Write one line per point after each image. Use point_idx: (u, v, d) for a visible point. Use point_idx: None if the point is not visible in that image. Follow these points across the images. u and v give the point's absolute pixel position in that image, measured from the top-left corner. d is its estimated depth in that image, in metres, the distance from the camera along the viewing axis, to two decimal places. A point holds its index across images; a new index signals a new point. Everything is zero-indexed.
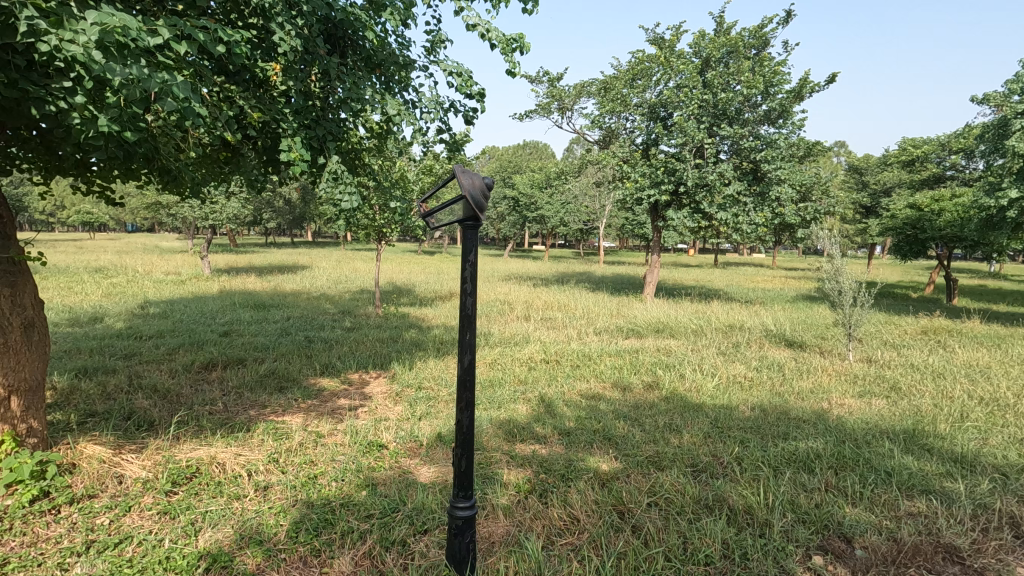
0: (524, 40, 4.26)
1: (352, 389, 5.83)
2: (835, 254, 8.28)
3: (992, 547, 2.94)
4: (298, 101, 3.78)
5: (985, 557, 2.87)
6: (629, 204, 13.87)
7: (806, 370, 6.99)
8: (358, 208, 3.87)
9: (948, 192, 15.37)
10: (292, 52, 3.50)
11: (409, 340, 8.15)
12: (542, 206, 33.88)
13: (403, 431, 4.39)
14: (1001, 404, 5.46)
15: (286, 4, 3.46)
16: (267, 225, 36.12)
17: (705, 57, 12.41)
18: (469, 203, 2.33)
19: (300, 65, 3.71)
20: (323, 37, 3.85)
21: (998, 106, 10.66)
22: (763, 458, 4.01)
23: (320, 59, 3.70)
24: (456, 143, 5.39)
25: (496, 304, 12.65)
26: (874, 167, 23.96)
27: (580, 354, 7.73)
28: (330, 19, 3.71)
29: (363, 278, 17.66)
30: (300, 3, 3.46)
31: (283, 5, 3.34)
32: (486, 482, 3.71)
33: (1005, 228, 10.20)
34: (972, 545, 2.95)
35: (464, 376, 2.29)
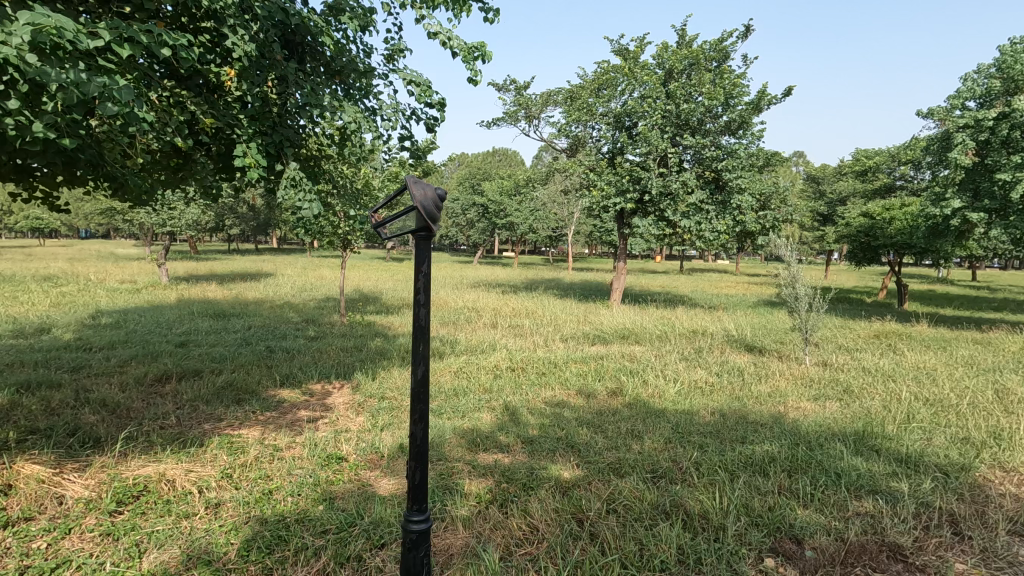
0: (485, 49, 4.30)
1: (313, 400, 5.70)
2: (792, 261, 8.57)
3: (933, 545, 3.05)
4: (253, 107, 3.67)
5: (926, 554, 2.98)
6: (595, 212, 14.03)
7: (765, 374, 7.17)
8: (318, 215, 3.77)
9: (898, 201, 16.04)
10: (246, 57, 3.42)
11: (374, 349, 8.04)
12: (511, 213, 33.96)
13: (364, 443, 4.31)
14: (945, 405, 5.71)
15: (240, 8, 3.38)
16: (230, 231, 35.24)
17: (668, 69, 12.70)
18: (422, 214, 2.25)
19: (256, 71, 3.62)
20: (279, 43, 3.77)
21: (942, 120, 11.21)
22: (720, 462, 4.08)
23: (277, 65, 3.63)
24: (420, 152, 5.38)
25: (463, 312, 12.60)
26: (831, 177, 24.89)
27: (545, 361, 7.75)
28: (286, 24, 3.64)
29: (329, 286, 17.34)
30: (255, 8, 3.40)
31: (236, 8, 3.26)
32: (446, 493, 3.67)
33: (949, 236, 10.69)
34: (914, 543, 3.06)
35: (417, 389, 2.23)
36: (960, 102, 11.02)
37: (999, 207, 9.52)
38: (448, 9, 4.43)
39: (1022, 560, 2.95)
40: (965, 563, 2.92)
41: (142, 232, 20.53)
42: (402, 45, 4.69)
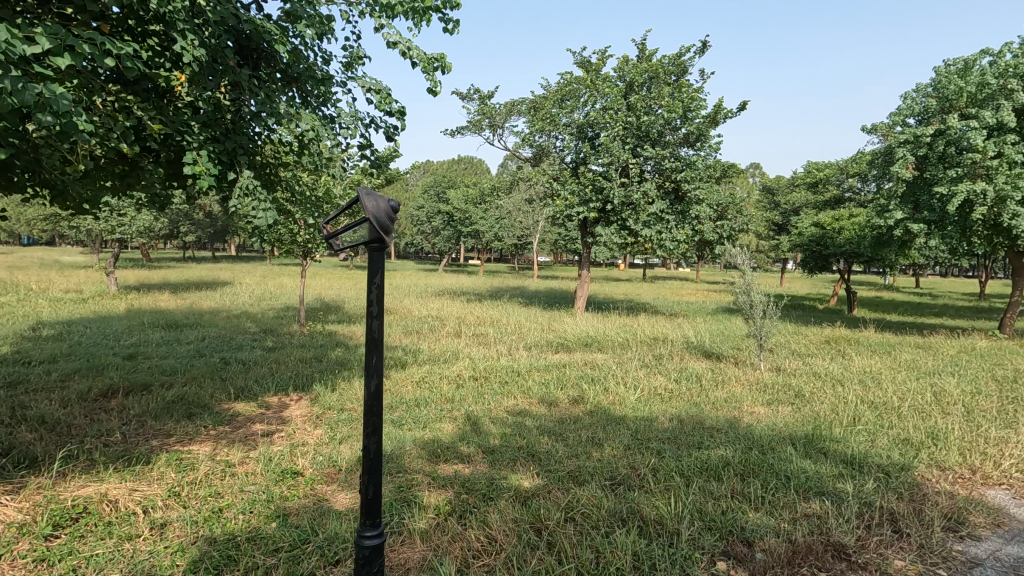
0: (445, 59, 4.35)
1: (269, 413, 5.55)
2: (747, 270, 8.86)
3: (874, 543, 3.19)
4: (205, 113, 3.56)
5: (868, 552, 3.11)
6: (559, 221, 14.17)
7: (722, 380, 7.36)
8: (273, 224, 3.68)
9: (846, 212, 16.78)
10: (197, 62, 3.30)
11: (334, 359, 7.89)
12: (476, 221, 33.94)
13: (321, 456, 4.21)
14: (888, 408, 5.99)
15: (191, 13, 3.27)
16: (185, 237, 34.10)
17: (629, 81, 12.98)
18: (373, 226, 2.17)
19: (208, 76, 3.51)
20: (233, 48, 3.66)
21: (885, 135, 11.81)
22: (677, 468, 4.17)
23: (230, 71, 3.53)
24: (380, 161, 5.36)
25: (428, 321, 12.49)
26: (784, 188, 25.94)
27: (508, 369, 7.75)
28: (240, 30, 3.54)
29: (290, 295, 16.92)
30: (206, 13, 3.28)
31: (186, 13, 3.14)
32: (404, 506, 3.62)
33: (893, 245, 11.26)
34: (857, 542, 3.19)
35: (369, 402, 2.17)
36: (900, 119, 11.65)
37: (937, 219, 10.08)
38: (408, 18, 4.43)
39: (955, 555, 3.12)
40: (903, 560, 3.06)
41: (90, 238, 19.63)
42: (360, 53, 4.66)
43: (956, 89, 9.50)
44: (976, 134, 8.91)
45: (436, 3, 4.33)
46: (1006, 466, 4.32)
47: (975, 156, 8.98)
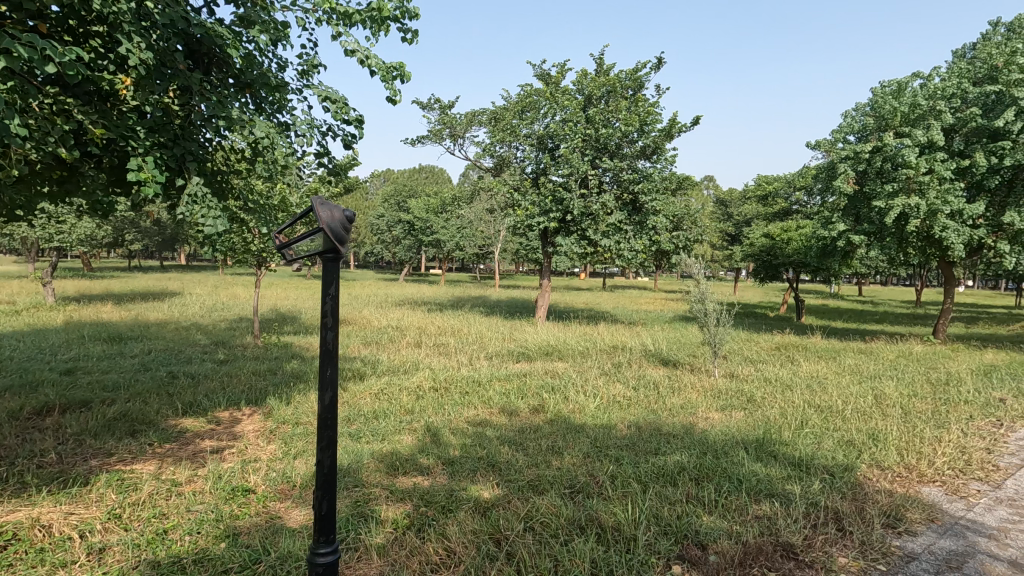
0: (404, 69, 4.36)
1: (219, 429, 5.35)
2: (701, 279, 9.13)
3: (820, 541, 3.33)
4: (152, 117, 3.44)
5: (814, 550, 3.24)
6: (520, 231, 14.26)
7: (678, 387, 7.54)
8: (225, 232, 3.57)
9: (794, 224, 17.52)
10: (143, 65, 3.18)
11: (290, 372, 7.68)
12: (437, 230, 33.74)
13: (274, 473, 4.10)
14: (833, 411, 6.27)
15: (138, 15, 3.16)
16: (131, 246, 32.56)
17: (587, 95, 13.24)
18: (328, 235, 2.12)
19: (155, 80, 3.39)
20: (182, 52, 3.55)
21: (828, 151, 12.42)
22: (634, 474, 4.25)
23: (179, 76, 3.42)
24: (338, 170, 5.29)
25: (388, 331, 12.33)
26: (737, 201, 26.91)
27: (469, 380, 7.72)
28: (190, 34, 3.44)
29: (243, 306, 16.37)
30: (155, 15, 3.18)
31: (132, 14, 3.04)
32: (361, 521, 3.56)
33: (837, 255, 11.84)
34: (804, 541, 3.32)
35: (324, 416, 2.12)
36: (841, 136, 12.29)
37: (876, 231, 10.67)
38: (366, 27, 4.42)
39: (893, 550, 3.29)
40: (847, 557, 3.21)
41: (25, 247, 18.49)
42: (316, 61, 4.61)
43: (891, 109, 10.09)
44: (909, 151, 9.49)
45: (394, 13, 4.34)
46: (939, 464, 4.60)
47: (909, 172, 9.56)
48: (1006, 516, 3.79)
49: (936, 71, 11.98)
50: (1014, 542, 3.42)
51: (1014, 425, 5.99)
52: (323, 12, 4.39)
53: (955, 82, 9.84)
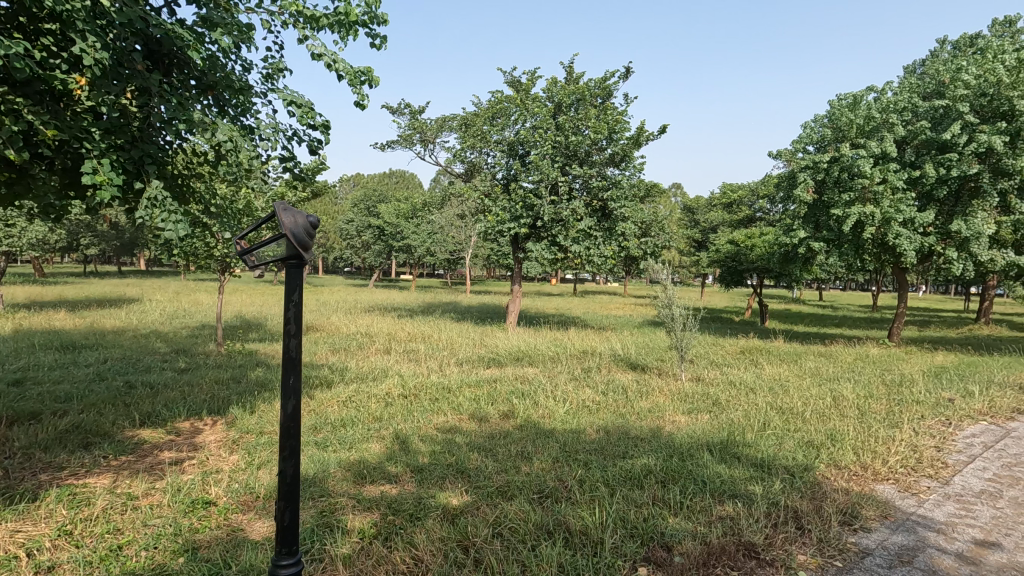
0: (372, 74, 4.35)
1: (179, 440, 5.20)
2: (668, 285, 9.29)
3: (780, 540, 3.43)
4: (108, 119, 3.34)
5: (775, 549, 3.33)
6: (491, 237, 14.26)
7: (646, 391, 7.66)
8: (186, 237, 3.48)
9: (757, 230, 18.02)
10: (99, 65, 3.09)
11: (254, 380, 7.50)
12: (408, 235, 33.45)
13: (237, 484, 4.00)
14: (794, 412, 6.47)
15: (94, 14, 3.07)
16: (86, 250, 31.31)
17: (557, 102, 13.37)
18: (291, 241, 2.08)
19: (112, 81, 3.30)
20: (142, 53, 3.46)
21: (788, 161, 12.84)
22: (602, 478, 4.30)
23: (137, 76, 3.33)
24: (304, 174, 5.22)
25: (357, 338, 12.16)
26: (704, 208, 27.53)
27: (439, 386, 7.67)
28: (150, 35, 3.35)
29: (206, 312, 15.91)
30: (113, 15, 3.10)
31: (88, 14, 2.95)
32: (326, 531, 3.51)
33: (797, 261, 12.23)
34: (765, 540, 3.41)
35: (286, 425, 2.08)
36: (800, 146, 12.72)
37: (835, 238, 11.06)
38: (334, 31, 4.40)
39: (849, 546, 3.42)
40: (805, 554, 3.32)
41: None
42: (282, 64, 4.56)
43: (847, 121, 10.50)
44: (865, 161, 9.88)
45: (362, 19, 4.33)
46: (892, 462, 4.79)
47: (865, 182, 9.96)
48: (954, 511, 3.97)
49: (888, 86, 12.54)
50: (961, 535, 3.59)
51: (961, 424, 6.29)
52: (289, 15, 4.35)
53: (907, 97, 10.30)
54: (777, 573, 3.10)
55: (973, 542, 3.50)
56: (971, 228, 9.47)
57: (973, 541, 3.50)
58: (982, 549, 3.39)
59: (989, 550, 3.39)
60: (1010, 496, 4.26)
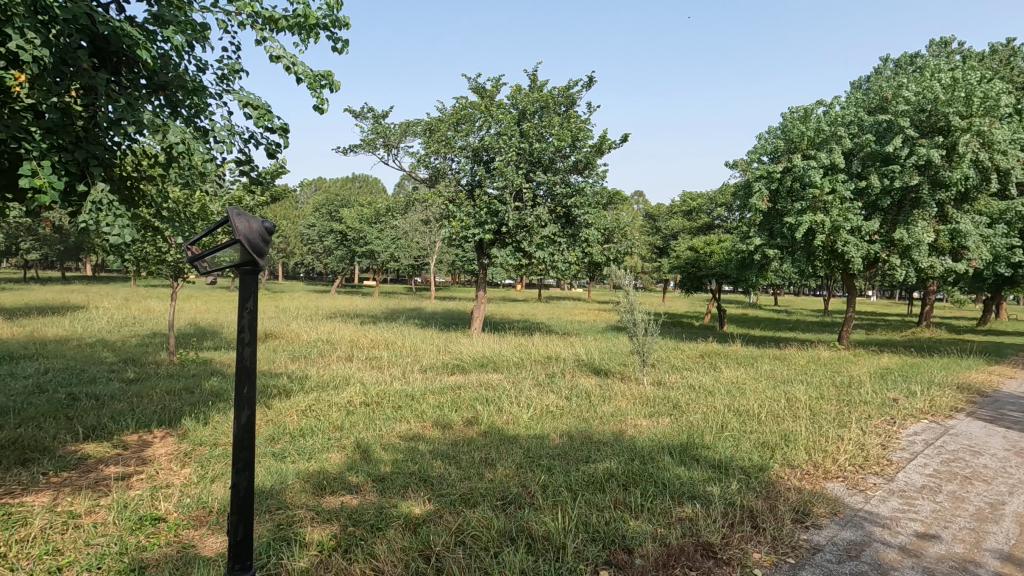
0: (333, 78, 4.30)
1: (126, 454, 4.96)
2: (630, 290, 9.44)
3: (737, 539, 3.52)
4: (50, 118, 3.18)
5: (731, 548, 3.43)
6: (456, 242, 14.20)
7: (609, 396, 7.76)
8: (134, 242, 3.34)
9: (716, 237, 18.54)
10: (40, 62, 2.94)
11: (208, 390, 7.24)
12: (371, 241, 32.98)
13: (188, 498, 3.85)
14: (750, 414, 6.66)
15: (35, 8, 2.91)
16: (26, 255, 29.64)
17: (521, 109, 13.46)
18: (245, 248, 2.02)
19: (55, 79, 3.14)
20: (88, 50, 3.31)
21: (744, 170, 13.28)
22: (565, 483, 4.33)
23: (82, 74, 3.18)
24: (262, 178, 5.10)
25: (318, 345, 11.89)
26: (665, 215, 28.17)
27: (402, 394, 7.57)
28: (96, 32, 3.21)
29: (157, 320, 15.26)
30: (55, 10, 2.95)
31: (28, 8, 2.80)
32: (283, 544, 3.41)
33: (754, 267, 12.65)
34: (722, 540, 3.49)
35: (240, 436, 2.01)
36: (755, 157, 13.18)
37: (788, 246, 11.49)
38: (294, 33, 4.33)
39: (801, 543, 3.55)
40: (760, 552, 3.42)
41: None
42: (238, 66, 4.45)
43: (799, 133, 10.94)
44: (815, 172, 10.31)
45: (323, 21, 4.27)
46: (841, 461, 4.99)
47: (815, 191, 10.39)
48: (898, 506, 4.17)
49: (836, 101, 13.15)
50: (904, 529, 3.77)
51: (904, 423, 6.61)
52: (247, 16, 4.26)
53: (853, 111, 10.80)
54: (734, 572, 3.18)
55: (915, 535, 3.68)
56: (913, 237, 9.99)
57: (915, 534, 3.68)
58: (924, 542, 3.57)
59: (929, 543, 3.56)
60: (948, 491, 4.50)
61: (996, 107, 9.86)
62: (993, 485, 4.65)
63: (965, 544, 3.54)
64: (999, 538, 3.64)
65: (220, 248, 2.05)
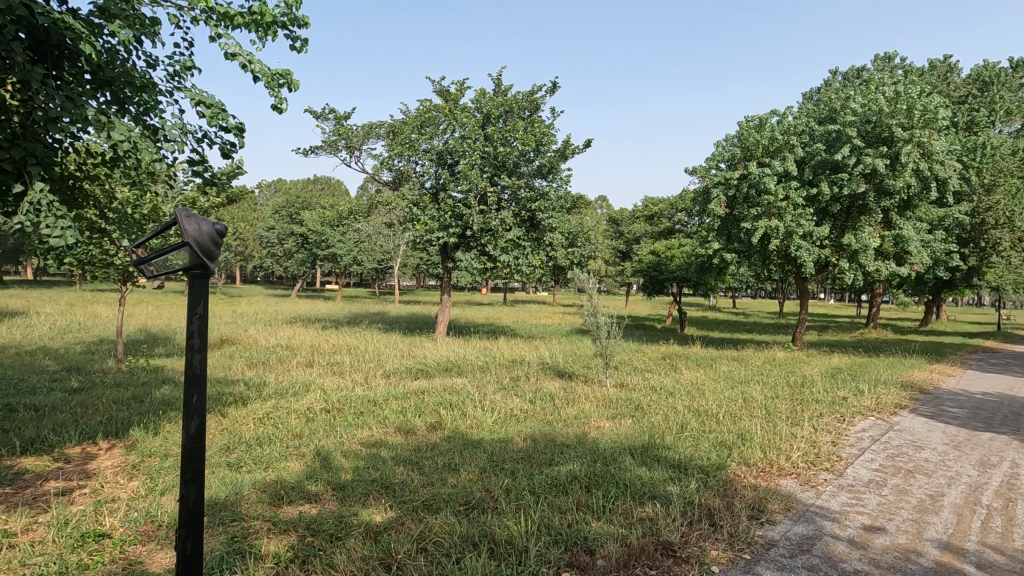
0: (291, 76, 4.21)
1: (69, 467, 4.70)
2: (594, 294, 9.52)
3: (695, 537, 3.59)
4: None
5: (690, 546, 3.49)
6: (420, 246, 14.06)
7: (573, 398, 7.81)
8: (76, 245, 3.17)
9: (677, 242, 18.94)
10: None
11: (158, 398, 6.93)
12: (334, 244, 32.31)
13: (136, 512, 3.68)
14: (709, 414, 6.82)
15: None
16: None
17: (485, 113, 13.43)
18: (196, 250, 1.93)
19: None
20: (26, 43, 3.12)
21: (703, 176, 13.61)
22: (528, 486, 4.33)
23: (19, 67, 3.00)
24: (217, 179, 4.92)
25: (277, 351, 11.57)
26: (628, 220, 28.62)
27: (364, 400, 7.43)
28: (35, 24, 3.03)
29: (104, 327, 14.53)
30: None
31: None
32: (237, 558, 3.29)
33: (713, 271, 13.00)
34: (681, 538, 3.56)
35: (190, 446, 1.91)
36: (714, 163, 13.54)
37: (745, 250, 11.85)
38: (250, 30, 4.22)
39: (756, 539, 3.65)
40: (717, 549, 3.50)
41: None
42: (191, 62, 4.30)
43: (754, 142, 11.29)
44: (770, 179, 10.67)
45: (281, 19, 4.18)
46: (794, 458, 5.17)
47: (770, 197, 10.75)
48: (846, 500, 4.33)
49: (788, 111, 13.63)
50: (852, 522, 3.92)
51: (853, 420, 6.88)
52: (200, 11, 4.12)
53: (805, 121, 11.22)
54: (692, 570, 3.24)
55: (862, 528, 3.83)
56: (861, 241, 10.46)
57: (862, 527, 3.83)
58: (870, 534, 3.71)
59: (875, 535, 3.71)
60: (893, 484, 4.71)
61: (935, 119, 10.39)
62: (933, 477, 4.89)
63: (908, 535, 3.70)
64: (938, 528, 3.83)
65: (169, 249, 1.96)
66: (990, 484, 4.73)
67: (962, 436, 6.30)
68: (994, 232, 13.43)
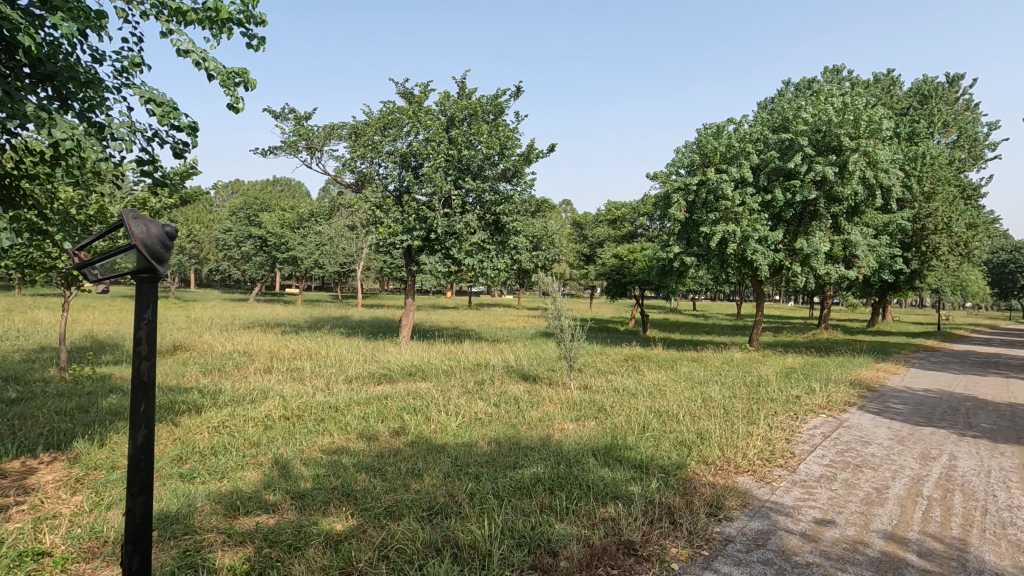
0: (248, 75, 4.10)
1: (5, 483, 4.44)
2: (558, 298, 9.59)
3: (656, 535, 3.66)
4: None
5: (650, 544, 3.55)
6: (383, 249, 13.88)
7: (537, 401, 7.84)
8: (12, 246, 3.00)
9: (639, 245, 19.27)
10: None
11: (105, 408, 6.61)
12: (294, 247, 31.54)
13: (79, 529, 3.50)
14: (669, 415, 6.96)
15: None
16: None
17: (449, 116, 13.37)
18: (143, 253, 1.84)
19: None
20: None
21: (664, 181, 13.92)
22: (492, 490, 4.33)
23: None
24: (168, 180, 4.75)
25: (234, 357, 11.21)
26: (591, 224, 28.95)
27: (325, 406, 7.27)
28: None
29: (45, 333, 13.75)
30: None
31: None
32: (188, 573, 3.16)
33: (673, 274, 13.29)
34: (642, 537, 3.62)
35: (136, 457, 1.83)
36: (673, 169, 13.86)
37: (704, 254, 12.17)
38: (204, 27, 4.09)
39: (713, 535, 3.74)
40: (677, 547, 3.58)
41: None
42: (140, 58, 4.14)
43: (712, 148, 11.61)
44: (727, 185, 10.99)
45: (237, 16, 4.06)
46: (750, 455, 5.33)
47: (728, 203, 11.08)
48: (799, 495, 4.50)
49: (744, 119, 14.08)
50: (805, 516, 4.06)
51: (806, 418, 7.14)
52: (151, 5, 3.97)
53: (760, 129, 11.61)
54: (652, 567, 3.30)
55: (814, 521, 3.98)
56: (812, 245, 10.90)
57: (813, 521, 3.98)
58: (821, 527, 3.86)
59: (826, 528, 3.86)
60: (842, 479, 4.91)
61: (879, 130, 10.93)
62: (879, 471, 5.12)
63: (856, 527, 3.87)
64: (884, 519, 4.02)
65: (115, 252, 1.87)
66: (930, 476, 4.99)
67: (905, 431, 6.62)
68: (934, 237, 14.20)
